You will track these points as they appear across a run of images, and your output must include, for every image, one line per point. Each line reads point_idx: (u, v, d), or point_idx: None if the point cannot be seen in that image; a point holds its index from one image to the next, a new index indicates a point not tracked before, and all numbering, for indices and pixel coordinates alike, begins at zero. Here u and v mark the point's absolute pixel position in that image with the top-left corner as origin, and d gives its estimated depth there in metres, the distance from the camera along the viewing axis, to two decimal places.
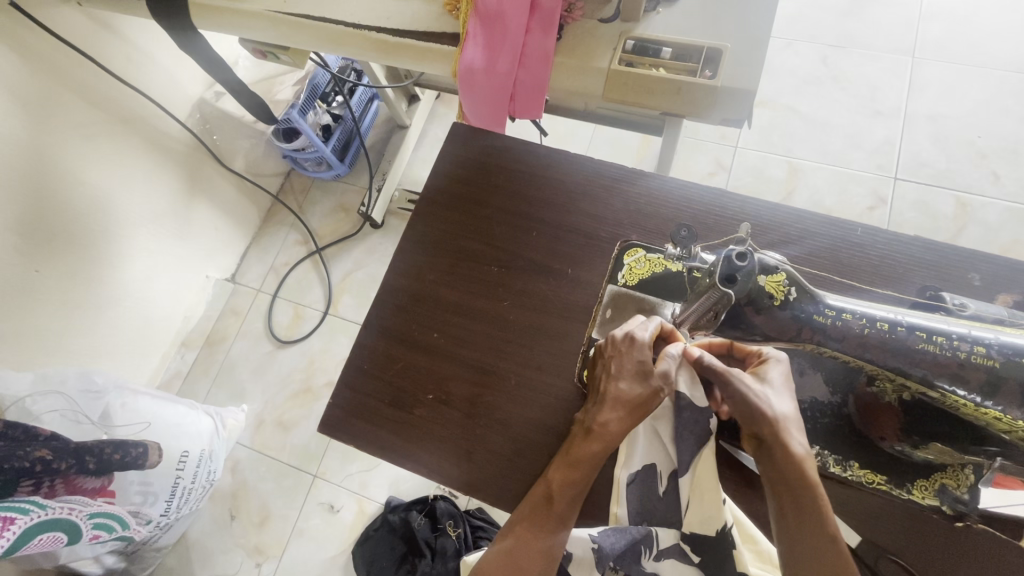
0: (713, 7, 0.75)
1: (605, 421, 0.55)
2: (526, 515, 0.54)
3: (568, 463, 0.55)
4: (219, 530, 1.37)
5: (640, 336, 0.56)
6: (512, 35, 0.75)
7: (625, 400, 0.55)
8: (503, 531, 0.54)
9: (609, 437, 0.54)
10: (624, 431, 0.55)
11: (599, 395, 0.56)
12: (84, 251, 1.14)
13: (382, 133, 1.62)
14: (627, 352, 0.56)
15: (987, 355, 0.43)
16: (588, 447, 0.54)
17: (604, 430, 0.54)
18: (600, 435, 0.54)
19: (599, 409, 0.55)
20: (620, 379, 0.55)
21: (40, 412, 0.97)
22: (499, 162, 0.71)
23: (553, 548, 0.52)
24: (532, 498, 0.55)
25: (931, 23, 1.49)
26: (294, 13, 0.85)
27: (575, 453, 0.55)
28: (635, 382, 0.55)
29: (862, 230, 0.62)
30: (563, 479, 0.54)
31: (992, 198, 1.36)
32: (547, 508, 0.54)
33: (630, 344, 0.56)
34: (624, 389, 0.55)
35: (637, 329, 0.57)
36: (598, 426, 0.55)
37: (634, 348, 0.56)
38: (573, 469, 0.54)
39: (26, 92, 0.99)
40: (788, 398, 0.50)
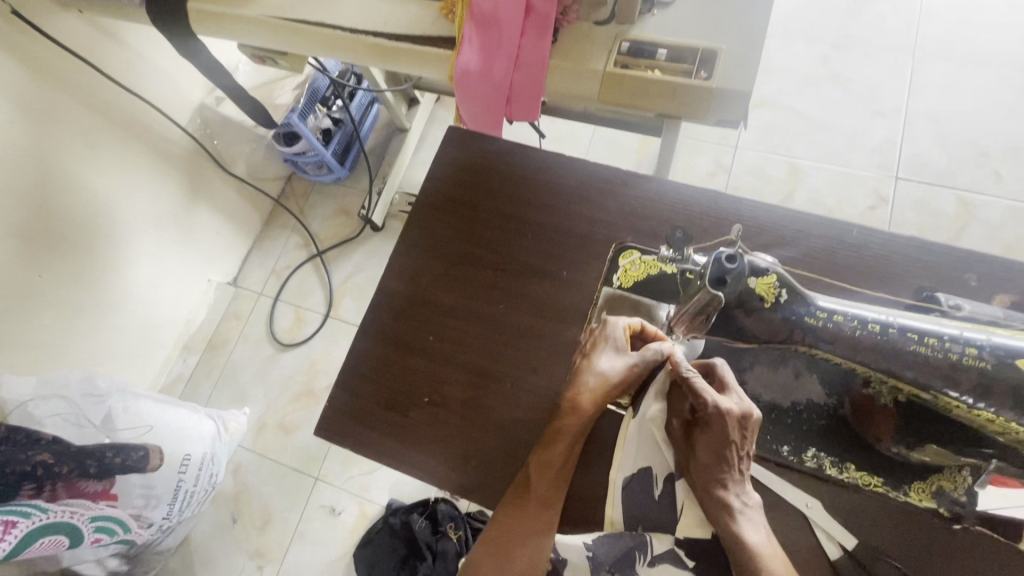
0: (708, 8, 0.76)
1: (580, 398, 0.56)
2: (510, 498, 0.56)
3: (545, 442, 0.56)
4: (222, 533, 1.37)
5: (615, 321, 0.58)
6: (508, 38, 0.75)
7: (600, 378, 0.56)
8: (490, 517, 0.56)
9: (581, 412, 0.56)
10: (595, 406, 0.56)
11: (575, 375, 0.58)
12: (86, 256, 1.15)
13: (382, 136, 1.63)
14: (601, 334, 0.58)
15: (978, 356, 0.43)
16: (564, 424, 0.56)
17: (579, 405, 0.56)
18: (573, 411, 0.56)
19: (574, 386, 0.57)
20: (593, 358, 0.57)
21: (41, 416, 0.96)
22: (496, 165, 0.71)
23: (535, 526, 0.54)
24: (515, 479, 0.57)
25: (932, 21, 1.48)
26: (292, 17, 0.85)
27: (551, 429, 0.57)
28: (613, 362, 0.56)
29: (859, 230, 0.62)
30: (538, 456, 0.56)
31: (995, 197, 1.35)
32: (527, 489, 0.55)
33: (605, 326, 0.59)
34: (603, 367, 0.56)
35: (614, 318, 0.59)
36: (570, 403, 0.56)
37: (609, 333, 0.58)
38: (548, 446, 0.56)
39: (28, 99, 1.00)
40: (719, 456, 0.52)
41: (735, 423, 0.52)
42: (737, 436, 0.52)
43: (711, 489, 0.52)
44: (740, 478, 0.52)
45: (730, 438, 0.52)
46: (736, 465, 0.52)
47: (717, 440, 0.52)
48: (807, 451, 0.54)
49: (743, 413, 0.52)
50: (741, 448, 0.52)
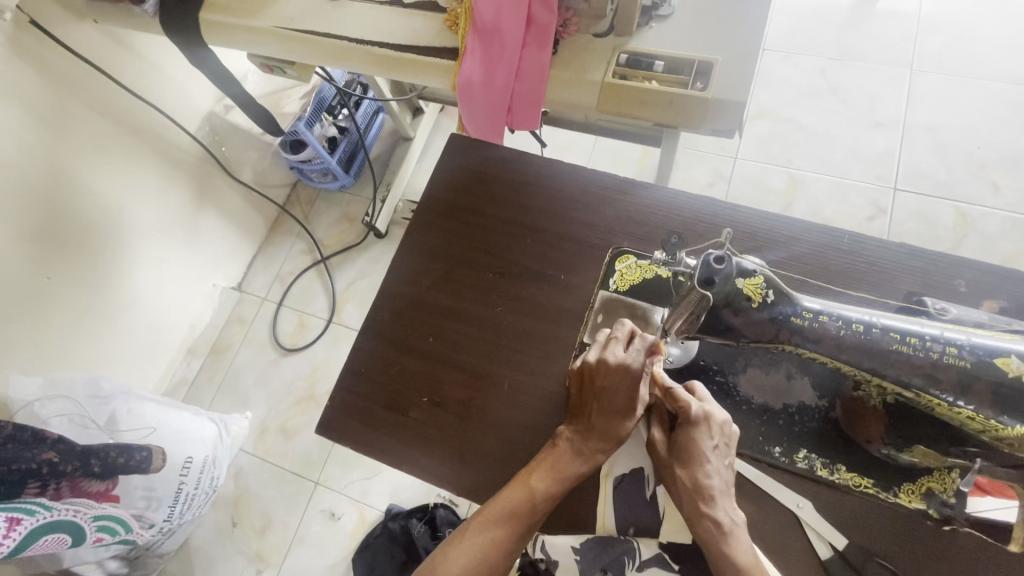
0: (704, 21, 0.78)
1: (594, 449, 0.56)
2: (505, 515, 0.55)
3: (556, 478, 0.56)
4: (222, 536, 1.38)
5: (636, 368, 0.55)
6: (509, 49, 0.77)
7: (612, 429, 0.56)
8: (478, 523, 0.55)
9: (594, 464, 0.56)
10: (604, 453, 0.57)
11: (590, 420, 0.57)
12: (95, 259, 1.17)
13: (387, 145, 1.66)
14: (619, 376, 0.55)
15: (959, 355, 0.44)
16: (576, 469, 0.56)
17: (594, 458, 0.56)
18: (587, 461, 0.56)
19: (588, 435, 0.57)
20: (611, 410, 0.56)
21: (48, 416, 0.98)
22: (497, 171, 0.73)
23: (522, 540, 0.55)
24: (512, 498, 0.55)
25: (930, 35, 1.51)
26: (299, 29, 0.88)
27: (562, 470, 0.56)
28: (623, 412, 0.56)
29: (850, 237, 0.63)
30: (547, 493, 0.55)
31: (992, 209, 1.36)
32: (528, 513, 0.55)
33: (624, 371, 0.55)
34: (610, 412, 0.56)
35: (630, 357, 0.56)
36: (586, 454, 0.56)
37: (627, 378, 0.55)
38: (557, 485, 0.56)
39: (43, 105, 1.03)
40: (703, 463, 0.53)
41: (715, 430, 0.54)
42: (718, 443, 0.54)
43: (697, 498, 0.53)
44: (723, 486, 0.53)
45: (710, 443, 0.54)
46: (718, 472, 0.53)
47: (699, 445, 0.54)
48: (799, 453, 0.55)
49: (721, 419, 0.54)
50: (723, 456, 0.54)
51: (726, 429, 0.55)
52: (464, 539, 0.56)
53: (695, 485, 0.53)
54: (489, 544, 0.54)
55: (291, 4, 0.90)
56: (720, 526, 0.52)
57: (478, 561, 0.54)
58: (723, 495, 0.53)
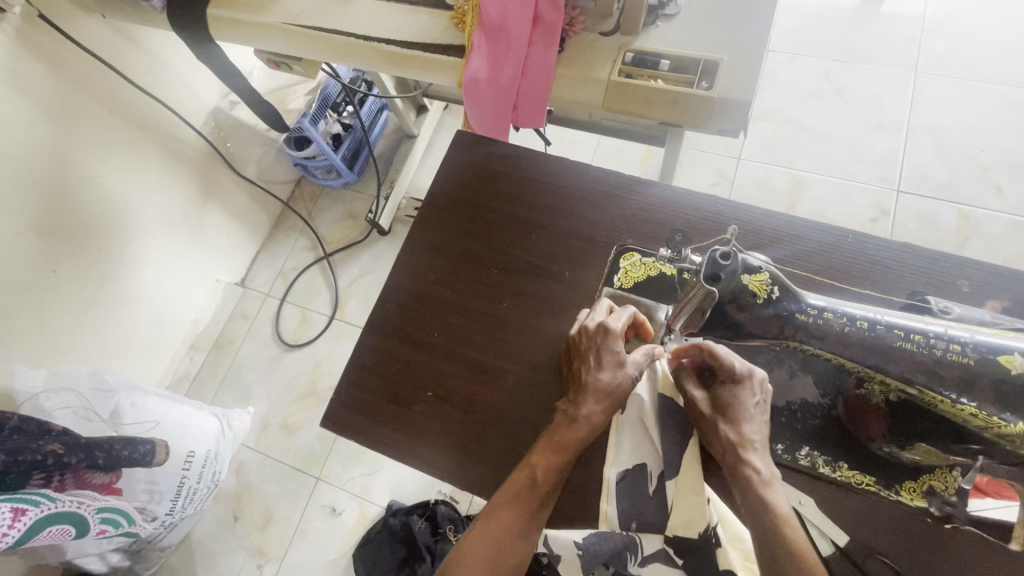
0: (710, 21, 0.78)
1: (591, 412, 0.56)
2: (513, 496, 0.55)
3: (554, 447, 0.56)
4: (223, 531, 1.38)
5: (614, 327, 0.57)
6: (515, 47, 0.78)
7: (607, 390, 0.57)
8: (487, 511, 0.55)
9: (594, 427, 0.56)
10: (604, 416, 0.57)
11: (581, 386, 0.58)
12: (100, 253, 1.18)
13: (391, 142, 1.66)
14: (602, 341, 0.57)
15: (962, 353, 0.44)
16: (576, 435, 0.56)
17: (592, 422, 0.56)
18: (587, 425, 0.56)
19: (582, 400, 0.57)
20: (601, 371, 0.57)
21: (52, 409, 1.01)
22: (502, 168, 0.73)
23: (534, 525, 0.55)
24: (517, 479, 0.56)
25: (934, 37, 1.51)
26: (306, 25, 0.88)
27: (559, 438, 0.56)
28: (614, 371, 0.57)
29: (853, 237, 0.63)
30: (550, 462, 0.55)
31: (996, 211, 1.36)
32: (534, 490, 0.55)
33: (606, 334, 0.57)
34: (604, 379, 0.57)
35: (608, 320, 0.58)
36: (583, 418, 0.56)
37: (608, 337, 0.57)
38: (560, 454, 0.56)
39: (50, 99, 1.03)
40: (746, 417, 0.54)
41: (756, 387, 0.55)
42: (757, 399, 0.55)
43: (739, 449, 0.53)
44: (763, 442, 0.54)
45: (751, 399, 0.54)
46: (757, 427, 0.54)
47: (740, 401, 0.54)
48: (802, 450, 0.56)
49: (761, 377, 0.56)
50: (762, 413, 0.55)
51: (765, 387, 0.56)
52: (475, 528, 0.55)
53: (744, 439, 0.53)
54: (500, 532, 0.54)
55: None
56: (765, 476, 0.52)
57: (492, 547, 0.54)
58: (762, 450, 0.54)
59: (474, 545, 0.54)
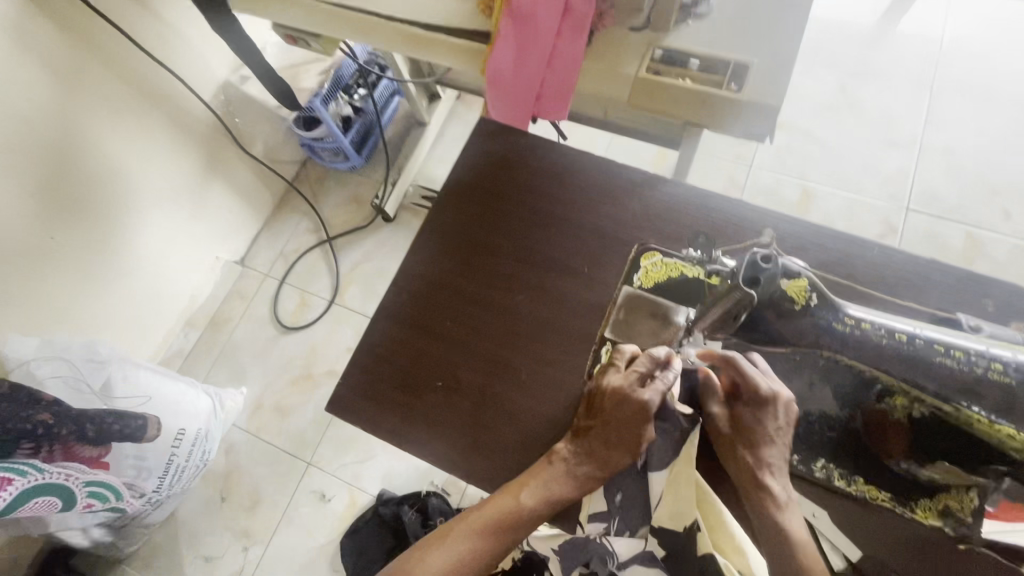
0: (743, 22, 0.76)
1: (585, 472, 0.56)
2: (486, 526, 0.55)
3: (542, 500, 0.55)
4: (209, 512, 1.36)
5: (652, 410, 0.55)
6: (543, 36, 0.76)
7: (609, 456, 0.56)
8: (460, 532, 0.55)
9: (585, 489, 0.56)
10: (598, 483, 0.56)
11: (588, 444, 0.56)
12: (100, 222, 1.16)
13: (401, 128, 1.64)
14: (615, 405, 0.56)
15: (1003, 372, 0.44)
16: (566, 493, 0.55)
17: (586, 485, 0.56)
18: (580, 486, 0.56)
19: (584, 457, 0.56)
20: (612, 432, 0.56)
21: (44, 377, 0.97)
22: (523, 159, 0.72)
23: (501, 554, 0.56)
24: (501, 505, 0.55)
25: (952, 57, 1.51)
26: (331, 2, 0.87)
27: (552, 490, 0.55)
28: (629, 437, 0.55)
29: (879, 250, 0.62)
30: (534, 511, 0.55)
31: (1004, 235, 1.37)
32: (510, 530, 0.55)
33: (618, 403, 0.56)
34: (613, 442, 0.56)
35: (650, 396, 0.55)
36: (579, 477, 0.56)
37: (640, 419, 0.55)
38: (547, 508, 0.55)
39: (57, 59, 1.00)
40: (767, 441, 0.53)
41: (779, 412, 0.54)
42: (781, 424, 0.54)
43: (756, 472, 0.53)
44: (782, 463, 0.54)
45: (776, 425, 0.54)
46: (779, 449, 0.54)
47: (765, 425, 0.54)
48: (818, 462, 0.55)
49: (785, 402, 0.54)
50: (785, 436, 0.54)
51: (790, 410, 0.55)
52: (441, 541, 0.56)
53: (764, 461, 0.53)
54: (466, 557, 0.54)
55: None
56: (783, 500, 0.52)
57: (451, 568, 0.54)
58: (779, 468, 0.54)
59: (439, 553, 0.55)
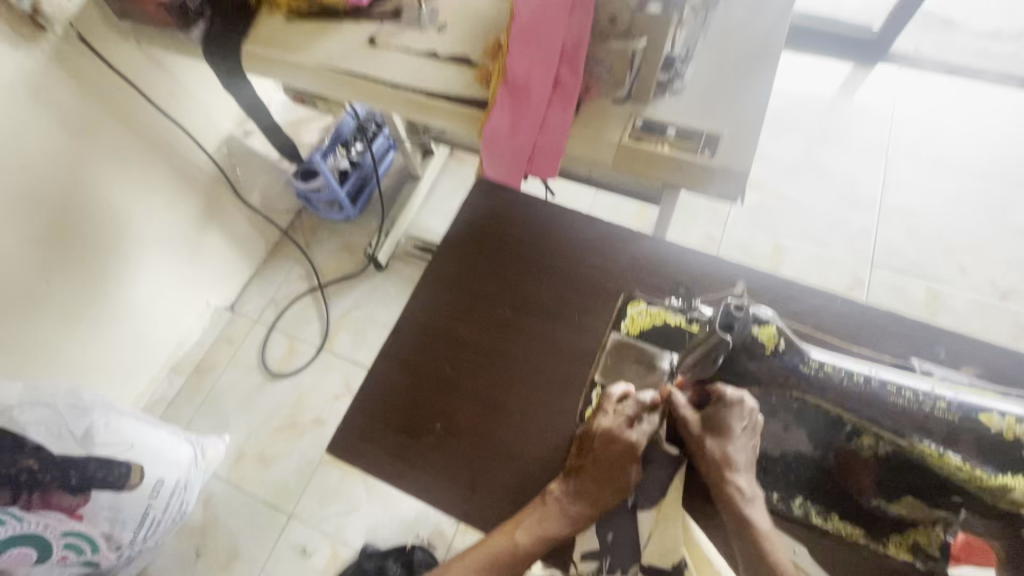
0: (714, 98, 0.86)
1: (578, 511, 0.58)
2: (484, 566, 0.58)
3: (537, 538, 0.57)
4: (183, 567, 1.31)
5: (639, 451, 0.59)
6: (535, 105, 0.84)
7: (599, 497, 0.58)
8: (459, 572, 0.58)
9: (578, 527, 0.58)
10: (590, 520, 0.59)
11: (580, 484, 0.59)
12: (96, 266, 1.18)
13: (395, 181, 1.71)
14: (605, 446, 0.59)
15: (948, 409, 0.49)
16: (561, 531, 0.58)
17: (578, 523, 0.58)
18: (573, 525, 0.58)
19: (576, 496, 0.58)
20: (602, 473, 0.58)
21: (26, 423, 0.93)
22: (518, 214, 0.78)
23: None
24: (498, 545, 0.58)
25: (902, 128, 1.66)
26: (342, 69, 0.94)
27: (546, 529, 0.57)
28: (616, 477, 0.58)
29: (842, 301, 0.68)
30: (530, 549, 0.57)
31: (960, 289, 1.46)
32: (507, 569, 0.57)
33: (608, 444, 0.59)
34: (603, 482, 0.58)
35: (638, 438, 0.59)
36: (572, 515, 0.58)
37: (629, 459, 0.58)
38: (543, 545, 0.58)
39: (71, 113, 1.06)
40: (730, 437, 0.56)
41: (745, 412, 0.56)
42: (745, 424, 0.56)
43: (722, 467, 0.56)
44: (747, 462, 0.57)
45: (741, 423, 0.56)
46: (743, 451, 0.56)
47: (729, 426, 0.55)
48: (795, 499, 0.59)
49: (750, 404, 0.56)
50: (750, 437, 0.56)
51: (755, 415, 0.57)
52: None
53: (728, 459, 0.56)
54: None
55: (331, 46, 0.96)
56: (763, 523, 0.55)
57: None
58: (746, 468, 0.56)
59: None
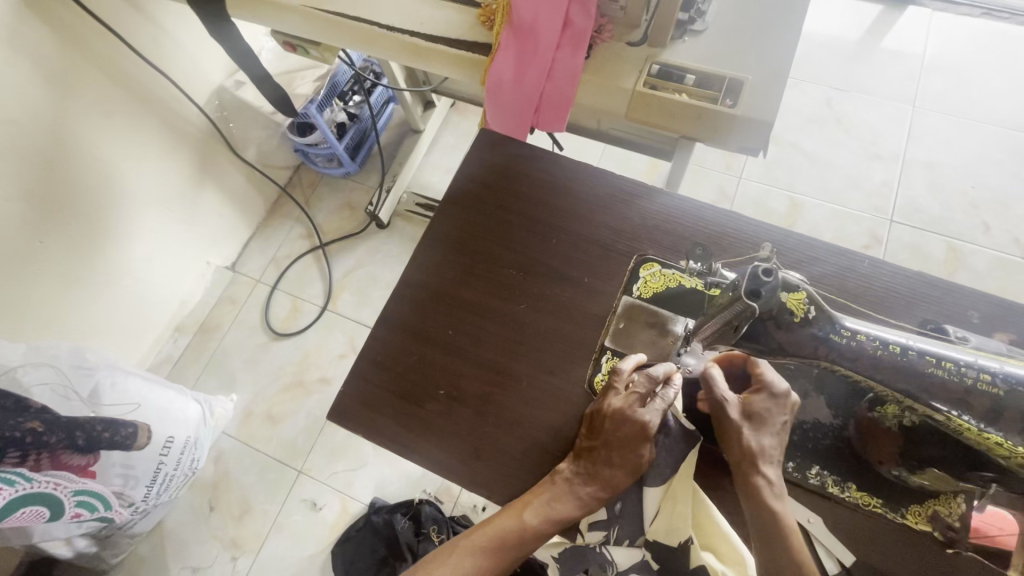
0: (737, 39, 0.78)
1: (590, 493, 0.57)
2: (492, 544, 0.57)
3: (547, 518, 0.56)
4: (197, 521, 1.34)
5: (652, 430, 0.56)
6: (543, 49, 0.77)
7: (612, 479, 0.56)
8: (466, 549, 0.57)
9: (588, 508, 0.57)
10: (601, 503, 0.57)
11: (591, 466, 0.57)
12: (90, 227, 1.14)
13: (395, 135, 1.64)
14: (616, 427, 0.57)
15: (991, 382, 0.46)
16: (571, 513, 0.56)
17: (589, 505, 0.56)
18: (583, 506, 0.56)
19: (587, 478, 0.57)
20: (614, 454, 0.56)
21: (31, 384, 0.92)
22: (525, 169, 0.73)
23: (504, 571, 0.57)
24: (504, 525, 0.57)
25: (932, 75, 1.56)
26: (334, 11, 0.86)
27: (554, 509, 0.56)
28: (630, 459, 0.56)
29: (869, 262, 0.64)
30: (538, 529, 0.56)
31: (982, 247, 1.41)
32: (515, 547, 0.56)
33: (619, 425, 0.56)
34: (616, 464, 0.56)
35: (650, 417, 0.56)
36: (583, 497, 0.56)
37: (641, 440, 0.56)
38: (551, 526, 0.56)
39: (50, 62, 0.99)
40: (768, 425, 0.55)
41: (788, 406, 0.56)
42: (785, 417, 0.56)
43: (753, 455, 0.54)
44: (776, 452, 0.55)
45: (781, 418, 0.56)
46: (778, 441, 0.55)
47: (772, 414, 0.55)
48: (811, 469, 0.57)
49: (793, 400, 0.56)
50: (785, 430, 0.56)
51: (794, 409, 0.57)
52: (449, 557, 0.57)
53: (760, 448, 0.55)
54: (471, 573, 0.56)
55: None
56: (770, 486, 0.54)
57: None
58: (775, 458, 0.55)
59: (444, 568, 0.56)
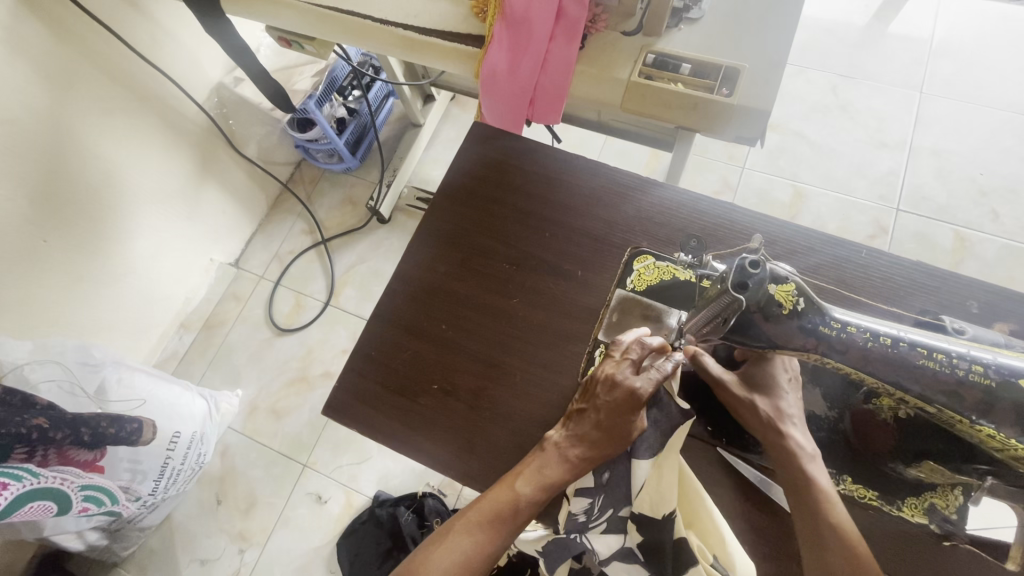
0: (735, 27, 0.77)
1: (580, 455, 0.57)
2: (487, 520, 0.55)
3: (540, 483, 0.56)
4: (206, 515, 1.36)
5: (642, 398, 0.55)
6: (536, 41, 0.76)
7: (602, 439, 0.56)
8: (461, 527, 0.55)
9: (579, 471, 0.57)
10: (591, 466, 0.57)
11: (579, 429, 0.57)
12: (94, 225, 1.15)
13: (396, 129, 1.64)
14: (606, 391, 0.56)
15: (984, 374, 0.45)
16: (562, 477, 0.56)
17: (581, 467, 0.56)
18: (573, 469, 0.56)
19: (574, 441, 0.57)
20: (604, 418, 0.56)
21: (38, 381, 0.94)
22: (518, 162, 0.72)
23: (501, 545, 0.55)
24: (496, 498, 0.55)
25: (941, 60, 1.52)
26: (326, 5, 0.86)
27: (546, 475, 0.56)
28: (618, 423, 0.56)
29: (866, 252, 0.64)
30: (533, 497, 0.55)
31: (991, 235, 1.39)
32: (510, 519, 0.55)
33: (609, 390, 0.56)
34: (603, 429, 0.56)
35: (641, 383, 0.55)
36: (573, 460, 0.57)
37: (630, 406, 0.55)
38: (545, 492, 0.56)
39: (48, 62, 1.00)
40: (778, 389, 0.57)
41: (787, 364, 0.58)
42: (788, 375, 0.58)
43: (777, 422, 0.55)
44: (799, 415, 0.56)
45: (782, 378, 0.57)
46: (792, 401, 0.57)
47: (775, 375, 0.57)
48: None
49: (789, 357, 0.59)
50: (795, 387, 0.58)
51: (795, 365, 0.59)
52: (445, 539, 0.55)
53: (780, 412, 0.56)
54: (472, 549, 0.54)
55: None
56: (802, 448, 0.54)
57: (457, 563, 0.53)
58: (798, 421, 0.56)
59: (443, 552, 0.54)
